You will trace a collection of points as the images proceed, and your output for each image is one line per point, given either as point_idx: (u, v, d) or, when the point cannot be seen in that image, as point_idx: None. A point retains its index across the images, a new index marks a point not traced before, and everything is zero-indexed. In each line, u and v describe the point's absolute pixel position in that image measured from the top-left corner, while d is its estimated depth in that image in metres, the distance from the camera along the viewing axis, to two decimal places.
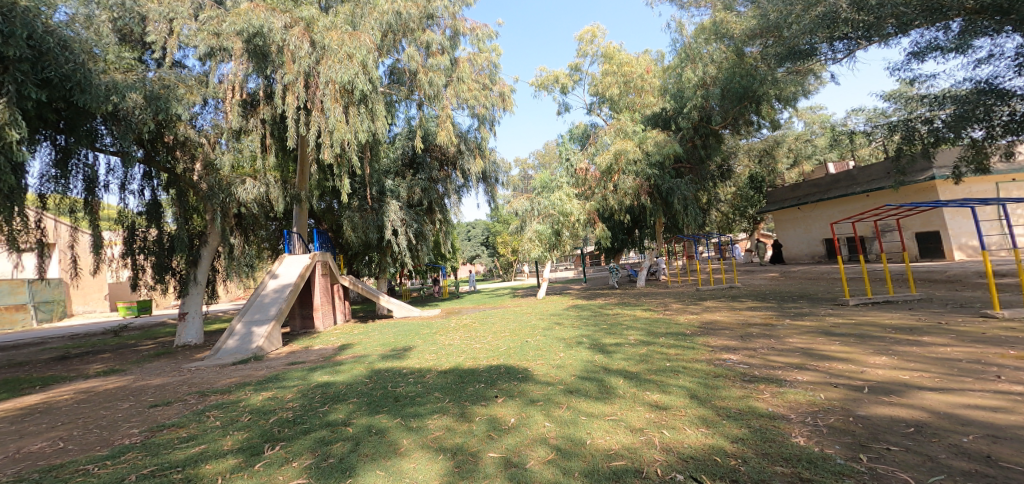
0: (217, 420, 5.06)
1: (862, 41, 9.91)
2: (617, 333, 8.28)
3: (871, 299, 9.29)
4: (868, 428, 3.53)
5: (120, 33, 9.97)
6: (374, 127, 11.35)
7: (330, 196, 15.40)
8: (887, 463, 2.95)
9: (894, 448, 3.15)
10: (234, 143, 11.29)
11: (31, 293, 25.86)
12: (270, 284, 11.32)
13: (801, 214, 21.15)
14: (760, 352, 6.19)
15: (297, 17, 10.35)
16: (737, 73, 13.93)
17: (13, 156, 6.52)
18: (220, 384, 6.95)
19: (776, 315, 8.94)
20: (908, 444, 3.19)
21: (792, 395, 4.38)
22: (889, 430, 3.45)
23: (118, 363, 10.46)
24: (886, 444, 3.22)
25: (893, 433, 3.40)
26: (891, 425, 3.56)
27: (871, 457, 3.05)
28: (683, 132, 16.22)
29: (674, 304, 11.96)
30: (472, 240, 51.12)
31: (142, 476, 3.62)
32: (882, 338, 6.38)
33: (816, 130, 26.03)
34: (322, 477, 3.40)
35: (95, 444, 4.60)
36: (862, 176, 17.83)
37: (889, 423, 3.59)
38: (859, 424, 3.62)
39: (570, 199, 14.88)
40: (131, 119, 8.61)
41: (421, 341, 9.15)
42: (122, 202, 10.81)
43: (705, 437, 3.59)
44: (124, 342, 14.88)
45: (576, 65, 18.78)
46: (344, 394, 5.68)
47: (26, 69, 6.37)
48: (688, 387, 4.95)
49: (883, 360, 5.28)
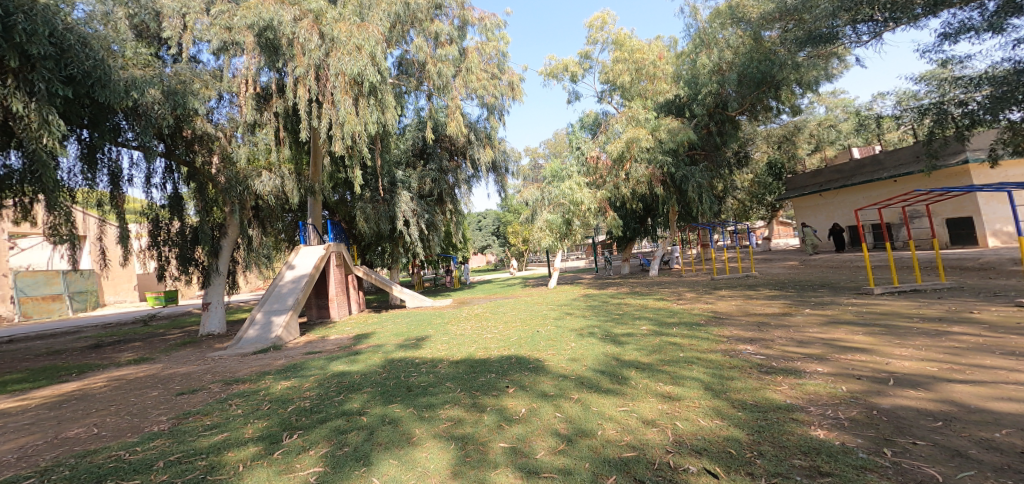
0: (239, 409, 5.24)
1: (889, 24, 9.43)
2: (629, 323, 8.25)
3: (897, 288, 9.02)
4: (892, 421, 3.44)
5: (137, 30, 10.17)
6: (383, 118, 11.46)
7: (343, 187, 15.62)
8: (912, 457, 2.89)
9: (921, 443, 3.07)
10: (249, 137, 11.50)
11: (66, 284, 27.10)
12: (286, 275, 11.55)
13: (822, 201, 20.46)
14: (777, 343, 6.08)
15: (306, 9, 10.22)
16: (755, 58, 13.49)
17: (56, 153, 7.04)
18: (242, 373, 7.17)
19: (796, 305, 8.80)
20: (935, 438, 3.11)
21: (811, 387, 4.30)
22: (914, 424, 3.36)
23: (147, 352, 10.90)
24: (912, 438, 3.14)
25: (920, 427, 3.31)
26: (917, 418, 3.47)
27: (896, 451, 2.98)
28: (697, 119, 15.77)
29: (688, 294, 11.88)
30: (483, 230, 52.16)
31: (170, 463, 3.78)
32: (909, 328, 6.18)
33: (839, 114, 25.38)
34: (337, 466, 3.48)
35: (126, 431, 4.81)
36: (888, 160, 17.28)
37: (915, 415, 3.50)
38: (883, 417, 3.54)
39: (581, 188, 14.66)
40: (151, 114, 8.94)
41: (434, 331, 9.27)
42: (147, 194, 11.18)
43: (719, 429, 3.56)
44: (153, 332, 15.42)
45: (586, 53, 18.45)
46: (359, 384, 5.81)
47: (52, 67, 6.57)
48: (702, 378, 4.90)
49: (910, 351, 5.14)
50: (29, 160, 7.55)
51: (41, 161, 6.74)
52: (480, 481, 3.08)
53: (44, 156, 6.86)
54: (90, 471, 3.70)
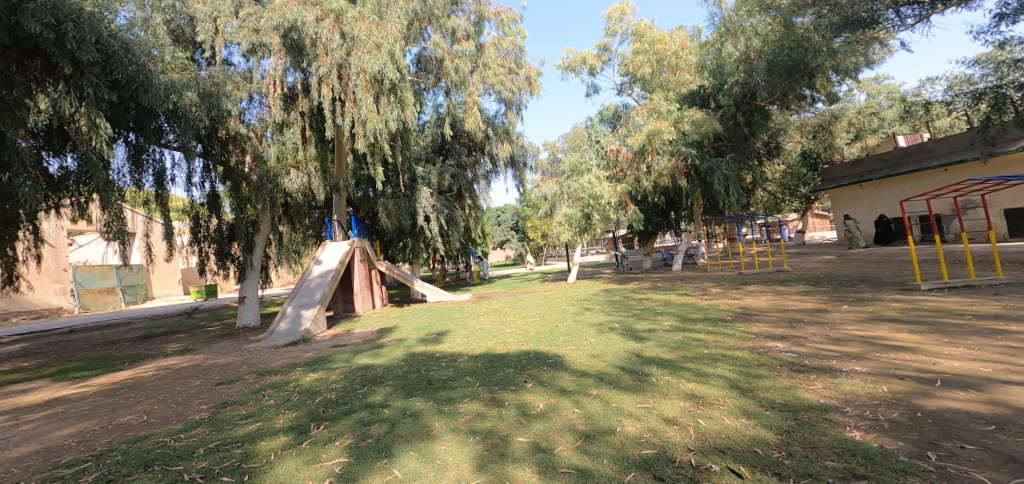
0: (272, 399, 5.45)
1: (937, 6, 8.90)
2: (651, 318, 8.10)
3: (947, 284, 8.51)
4: (938, 424, 3.25)
5: (174, 34, 10.64)
6: (403, 115, 11.63)
7: (366, 184, 15.92)
8: (958, 462, 2.73)
9: (969, 447, 2.90)
10: (278, 136, 11.87)
11: (119, 278, 28.82)
12: (314, 270, 11.89)
13: (862, 192, 19.32)
14: (810, 341, 5.84)
15: (327, 10, 10.45)
16: (787, 45, 12.86)
17: (104, 154, 7.44)
18: (273, 364, 7.46)
19: (832, 301, 8.41)
20: (985, 443, 2.93)
21: (848, 386, 4.11)
22: (962, 428, 3.17)
23: (190, 343, 11.51)
24: (959, 442, 2.96)
25: (968, 430, 3.11)
26: (967, 421, 3.26)
27: (940, 455, 2.82)
28: (723, 110, 15.06)
29: (713, 289, 11.57)
30: (502, 225, 52.35)
31: (209, 450, 3.97)
32: (959, 326, 5.81)
33: (883, 101, 24.04)
34: (360, 457, 3.58)
35: (171, 418, 5.09)
36: (939, 148, 16.33)
37: (964, 418, 3.29)
38: (927, 419, 3.34)
39: (600, 182, 14.33)
40: (189, 116, 9.35)
41: (454, 325, 9.36)
42: (188, 193, 11.73)
43: (745, 428, 3.46)
44: (195, 324, 16.26)
45: (605, 45, 18.12)
46: (382, 377, 5.95)
47: (98, 72, 6.94)
48: (727, 376, 4.76)
49: (959, 350, 4.84)
50: (82, 163, 8.01)
51: (92, 162, 7.16)
52: (501, 475, 3.11)
53: (94, 156, 7.27)
54: (139, 456, 3.93)
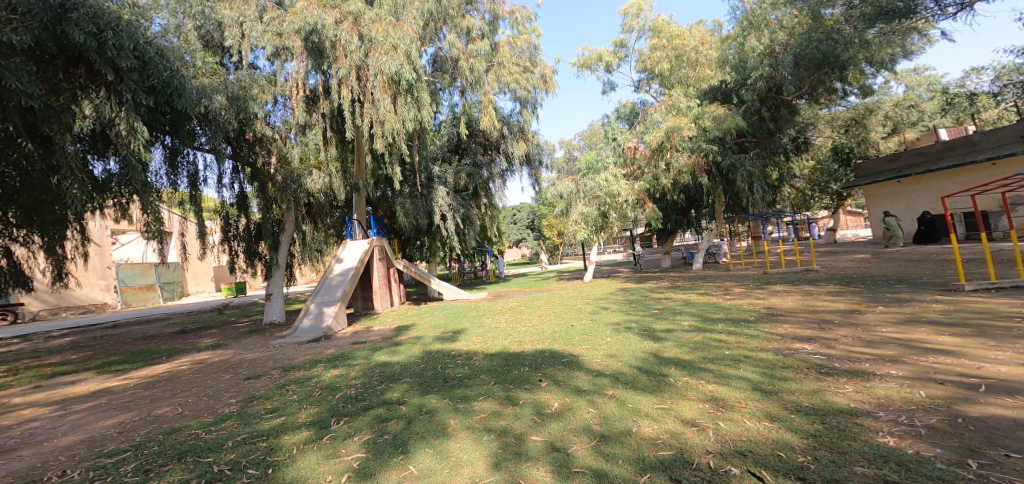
0: (295, 394, 5.58)
1: None
2: (670, 318, 7.93)
3: (994, 284, 8.03)
4: (981, 431, 3.06)
5: (204, 40, 11.04)
6: (420, 115, 11.75)
7: (384, 183, 16.13)
8: (1002, 471, 2.56)
9: (1015, 456, 2.71)
10: (301, 137, 12.15)
11: (157, 275, 30.24)
12: (336, 268, 12.14)
13: (900, 188, 18.33)
14: (840, 343, 5.60)
15: (345, 12, 10.71)
16: (815, 38, 12.54)
17: (141, 157, 7.75)
18: (297, 360, 7.64)
19: (864, 302, 8.04)
20: None
21: (881, 391, 3.91)
22: (1007, 435, 2.97)
23: (221, 338, 11.96)
24: (1003, 450, 2.79)
25: (1014, 438, 2.92)
26: (1013, 429, 3.06)
27: (982, 464, 2.66)
28: (747, 104, 14.50)
29: (736, 288, 11.26)
30: (520, 224, 52.42)
31: (236, 442, 4.09)
32: (1006, 329, 5.47)
33: (922, 92, 22.88)
34: (377, 452, 3.62)
35: (202, 411, 5.27)
36: (985, 141, 15.57)
37: (1010, 426, 3.09)
38: (969, 426, 3.15)
39: (617, 180, 14.26)
40: (219, 119, 9.67)
41: (470, 323, 9.39)
42: (219, 194, 12.13)
43: (768, 431, 3.34)
44: (225, 320, 16.84)
45: (621, 41, 17.85)
46: (399, 373, 6.01)
47: (135, 79, 7.24)
48: (750, 377, 4.61)
49: (1006, 355, 4.54)
50: (121, 166, 8.38)
51: (131, 165, 7.48)
52: (515, 473, 3.10)
53: (133, 159, 7.59)
54: (171, 447, 4.08)
